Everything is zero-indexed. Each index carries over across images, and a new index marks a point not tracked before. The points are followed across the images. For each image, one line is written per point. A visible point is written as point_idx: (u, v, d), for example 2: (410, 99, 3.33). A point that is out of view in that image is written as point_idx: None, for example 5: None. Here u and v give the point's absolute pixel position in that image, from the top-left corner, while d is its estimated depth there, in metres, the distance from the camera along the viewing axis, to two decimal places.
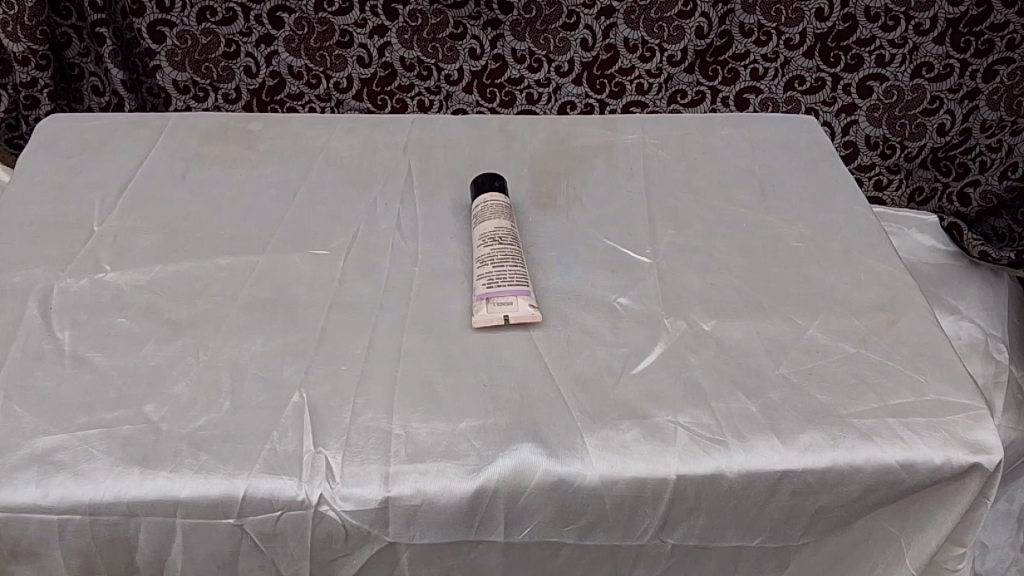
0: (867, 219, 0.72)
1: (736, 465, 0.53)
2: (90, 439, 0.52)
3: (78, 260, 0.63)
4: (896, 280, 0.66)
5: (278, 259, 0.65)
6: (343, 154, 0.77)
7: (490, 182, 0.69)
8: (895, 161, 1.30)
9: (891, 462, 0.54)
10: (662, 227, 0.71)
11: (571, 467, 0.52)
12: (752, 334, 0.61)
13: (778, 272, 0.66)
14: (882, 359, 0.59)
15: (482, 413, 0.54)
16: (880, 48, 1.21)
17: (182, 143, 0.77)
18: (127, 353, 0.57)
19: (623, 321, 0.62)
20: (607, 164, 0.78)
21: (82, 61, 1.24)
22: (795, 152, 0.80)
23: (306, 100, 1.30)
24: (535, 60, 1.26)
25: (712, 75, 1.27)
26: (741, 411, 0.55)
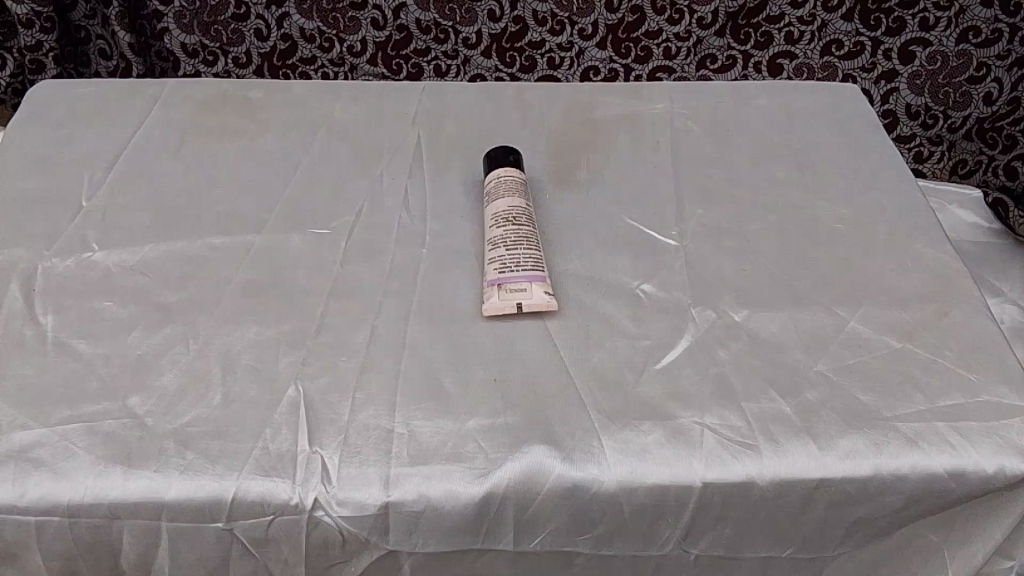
0: (913, 198, 0.66)
1: (769, 473, 0.48)
2: (71, 434, 0.48)
3: (65, 238, 0.59)
4: (946, 267, 0.60)
5: (277, 239, 0.60)
6: (349, 125, 0.72)
7: (504, 157, 0.64)
8: (937, 131, 1.24)
9: (939, 471, 0.49)
10: (691, 206, 0.66)
11: (587, 472, 0.48)
12: (788, 326, 0.56)
13: (816, 257, 0.61)
14: (930, 356, 0.54)
15: (492, 411, 0.50)
16: (924, 10, 1.14)
17: (179, 112, 0.72)
18: (112, 341, 0.53)
19: (646, 310, 0.57)
20: (632, 137, 0.73)
21: (88, 23, 1.20)
22: (836, 124, 0.74)
23: (318, 65, 1.25)
24: (557, 22, 1.19)
25: (744, 39, 1.20)
26: (775, 413, 0.51)
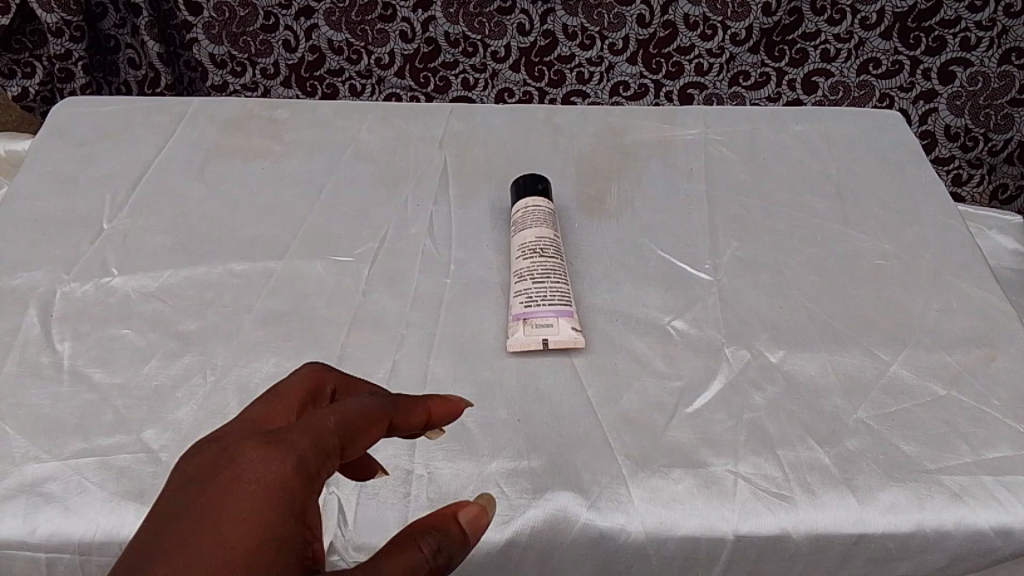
0: (958, 233, 0.64)
1: (805, 527, 0.46)
2: (84, 468, 0.47)
3: (84, 261, 0.59)
4: (994, 308, 0.57)
5: (299, 266, 0.59)
6: (375, 147, 0.71)
7: (533, 185, 0.62)
8: (977, 154, 1.21)
9: (986, 529, 0.46)
10: (725, 238, 0.63)
11: (613, 521, 0.46)
12: (826, 369, 0.54)
13: (856, 295, 0.59)
14: (977, 405, 0.51)
15: (516, 453, 0.48)
16: (965, 30, 1.10)
17: (205, 132, 0.71)
18: (128, 371, 0.52)
19: (678, 349, 0.55)
20: (664, 163, 0.71)
21: (118, 32, 1.20)
22: (877, 153, 0.72)
23: (346, 77, 1.24)
24: (587, 37, 1.17)
25: (779, 56, 1.17)
26: (812, 462, 0.48)
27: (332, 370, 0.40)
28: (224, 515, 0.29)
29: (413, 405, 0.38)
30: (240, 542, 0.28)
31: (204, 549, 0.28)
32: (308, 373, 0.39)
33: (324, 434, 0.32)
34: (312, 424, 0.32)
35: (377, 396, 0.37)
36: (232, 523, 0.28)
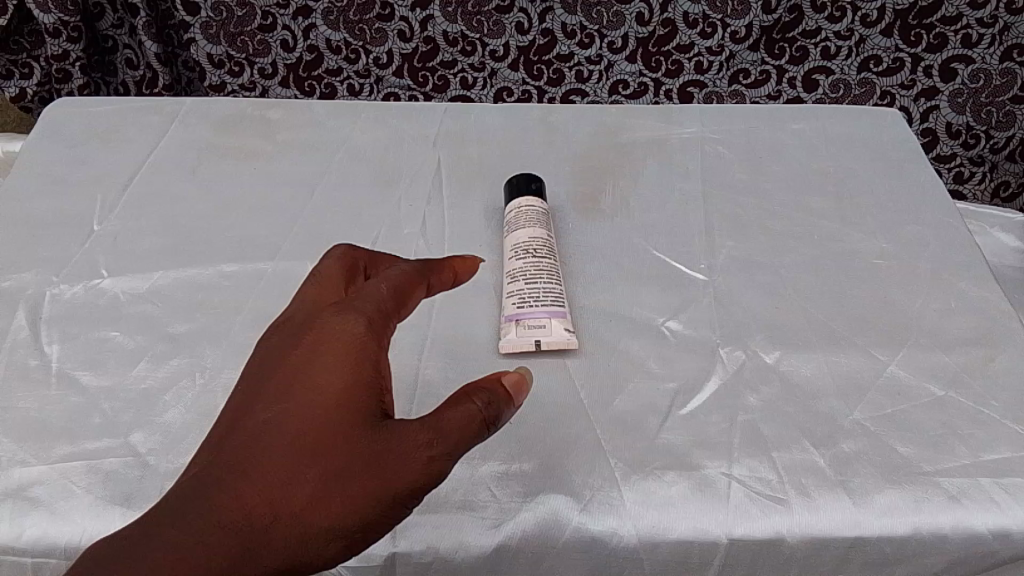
0: (957, 232, 0.63)
1: (800, 530, 0.45)
2: (71, 472, 0.46)
3: (74, 263, 0.58)
4: (993, 308, 0.57)
5: (291, 267, 0.59)
6: (368, 147, 0.70)
7: (526, 184, 0.62)
8: (979, 151, 1.20)
9: (984, 533, 0.45)
10: (721, 237, 0.63)
11: (605, 524, 0.45)
12: (822, 370, 0.53)
13: (853, 295, 0.58)
14: (975, 406, 0.51)
15: (507, 456, 0.48)
16: (967, 27, 1.10)
17: (197, 132, 0.71)
18: (116, 374, 0.51)
19: (672, 350, 0.54)
20: (661, 162, 0.70)
21: (116, 32, 1.20)
22: (875, 151, 0.71)
23: (344, 77, 1.24)
24: (586, 35, 1.17)
25: (779, 53, 1.16)
26: (807, 465, 0.48)
27: (360, 249, 0.49)
28: (313, 380, 0.39)
29: (431, 271, 0.47)
30: (340, 378, 0.39)
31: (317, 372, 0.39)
32: (341, 254, 0.48)
33: (381, 301, 0.43)
34: (372, 293, 0.43)
35: (405, 271, 0.46)
36: (328, 361, 0.40)
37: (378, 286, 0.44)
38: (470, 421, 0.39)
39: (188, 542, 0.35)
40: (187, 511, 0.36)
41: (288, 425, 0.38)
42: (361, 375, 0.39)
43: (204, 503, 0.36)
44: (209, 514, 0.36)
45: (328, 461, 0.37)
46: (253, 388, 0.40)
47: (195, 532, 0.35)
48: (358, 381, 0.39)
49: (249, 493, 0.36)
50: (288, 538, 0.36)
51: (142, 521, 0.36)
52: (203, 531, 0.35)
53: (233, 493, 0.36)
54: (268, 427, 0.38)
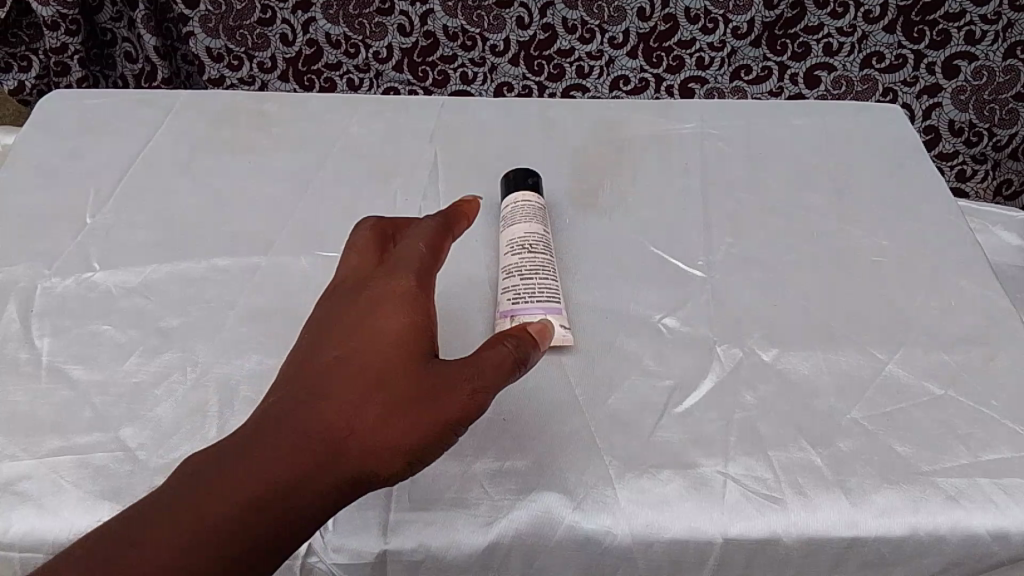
0: (958, 229, 0.62)
1: (796, 530, 0.44)
2: (60, 467, 0.46)
3: (67, 256, 0.58)
4: (993, 306, 0.56)
5: (284, 261, 0.58)
6: (365, 141, 0.70)
7: (523, 179, 0.61)
8: (981, 149, 1.20)
9: (982, 533, 0.45)
10: (719, 234, 0.62)
11: (598, 522, 0.45)
12: (820, 368, 0.52)
13: (852, 292, 0.57)
14: (975, 405, 0.50)
15: (501, 454, 0.47)
16: (970, 23, 1.09)
17: (192, 125, 0.70)
18: (108, 367, 0.51)
19: (668, 347, 0.54)
20: (659, 157, 0.70)
21: (115, 26, 1.19)
22: (876, 148, 0.70)
23: (343, 71, 1.23)
24: (587, 30, 1.16)
25: (781, 49, 1.15)
26: (804, 463, 0.47)
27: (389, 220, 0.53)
28: (363, 329, 0.43)
29: (457, 227, 0.51)
30: (396, 319, 0.43)
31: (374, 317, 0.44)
32: (372, 225, 0.52)
33: (421, 257, 0.47)
34: (411, 250, 0.48)
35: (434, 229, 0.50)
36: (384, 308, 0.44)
37: (413, 246, 0.48)
38: (504, 359, 0.42)
39: (270, 455, 0.38)
40: (264, 435, 0.39)
41: (351, 362, 0.42)
42: (407, 321, 0.43)
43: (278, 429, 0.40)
44: (283, 436, 0.39)
45: (391, 387, 0.41)
46: (314, 346, 0.44)
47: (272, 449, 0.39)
48: (407, 325, 0.43)
49: (318, 418, 0.40)
50: (354, 458, 0.39)
51: (224, 444, 0.40)
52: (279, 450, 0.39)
53: (304, 418, 0.40)
54: (332, 369, 0.42)
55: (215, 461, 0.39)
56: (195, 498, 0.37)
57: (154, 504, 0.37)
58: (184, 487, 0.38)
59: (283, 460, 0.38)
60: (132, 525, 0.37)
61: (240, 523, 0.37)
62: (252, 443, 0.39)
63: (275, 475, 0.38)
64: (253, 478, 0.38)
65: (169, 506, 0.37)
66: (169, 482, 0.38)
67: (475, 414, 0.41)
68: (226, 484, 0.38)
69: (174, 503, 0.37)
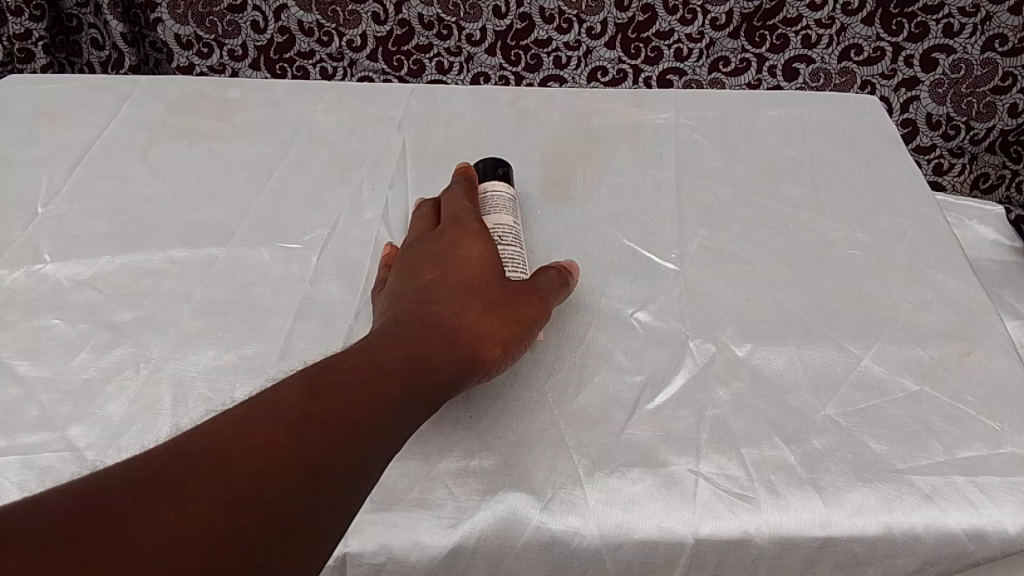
0: (934, 222, 0.61)
1: (769, 530, 0.43)
2: (3, 467, 0.43)
3: (17, 248, 0.56)
4: (970, 301, 0.55)
5: (243, 253, 0.56)
6: (331, 129, 0.68)
7: (493, 169, 0.60)
8: (959, 143, 1.19)
9: (957, 533, 0.43)
10: (693, 226, 0.61)
11: (566, 523, 0.43)
12: (795, 363, 0.51)
13: (827, 286, 0.56)
14: (950, 402, 0.49)
15: (467, 452, 0.46)
16: (948, 16, 1.08)
17: (152, 112, 0.68)
18: (57, 363, 0.49)
19: (639, 342, 0.52)
20: (633, 148, 0.68)
21: (80, 11, 1.15)
22: (853, 140, 0.69)
23: (316, 60, 1.20)
24: (565, 20, 1.14)
25: (759, 41, 1.14)
26: (777, 461, 0.46)
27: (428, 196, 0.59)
28: (449, 254, 0.49)
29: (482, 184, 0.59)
30: (475, 245, 0.50)
31: (454, 245, 0.50)
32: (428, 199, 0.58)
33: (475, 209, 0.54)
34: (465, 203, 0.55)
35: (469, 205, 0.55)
36: (462, 239, 0.50)
37: (462, 199, 0.55)
38: (554, 279, 0.52)
39: (320, 426, 0.35)
40: (322, 389, 0.36)
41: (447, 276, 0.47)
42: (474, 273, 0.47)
43: (335, 383, 0.37)
44: (342, 393, 0.37)
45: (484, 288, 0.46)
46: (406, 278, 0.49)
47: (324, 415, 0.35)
48: (483, 247, 0.49)
49: (393, 359, 0.40)
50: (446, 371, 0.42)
51: (284, 392, 0.36)
52: (334, 413, 0.35)
53: (373, 364, 0.39)
54: (432, 282, 0.47)
55: (254, 426, 0.33)
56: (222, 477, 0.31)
57: (208, 451, 0.32)
58: (247, 438, 0.33)
59: (334, 429, 0.35)
60: (146, 489, 0.30)
61: (283, 504, 0.32)
62: (321, 392, 0.36)
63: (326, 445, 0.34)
64: (301, 451, 0.33)
65: (209, 470, 0.31)
66: (209, 437, 0.33)
67: (542, 320, 0.49)
68: (266, 459, 0.32)
69: (227, 462, 0.32)
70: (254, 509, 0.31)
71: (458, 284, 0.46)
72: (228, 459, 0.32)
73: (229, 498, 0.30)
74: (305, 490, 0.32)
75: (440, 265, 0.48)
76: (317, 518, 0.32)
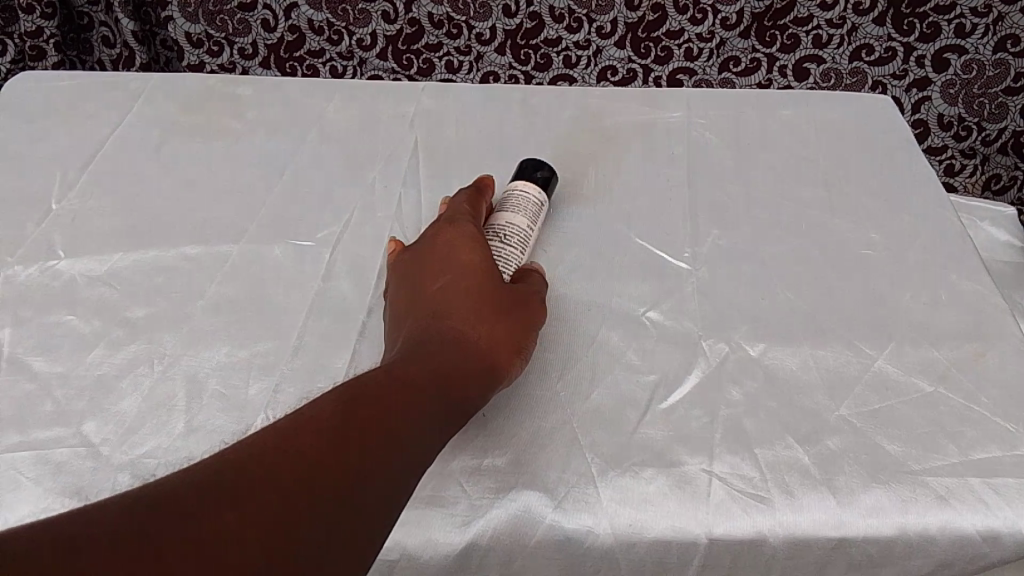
0: (948, 222, 0.61)
1: (783, 530, 0.43)
2: (18, 462, 0.44)
3: (31, 244, 0.56)
4: (985, 301, 0.55)
5: (256, 250, 0.56)
6: (342, 126, 0.68)
7: (530, 172, 0.60)
8: (970, 144, 1.19)
9: (971, 534, 0.43)
10: (706, 225, 0.61)
11: (580, 522, 0.43)
12: (808, 364, 0.51)
13: (841, 287, 0.56)
14: (965, 403, 0.49)
15: (480, 450, 0.46)
16: (960, 16, 1.07)
17: (164, 109, 0.68)
18: (70, 360, 0.49)
19: (652, 341, 0.52)
20: (644, 146, 0.68)
21: (92, 9, 1.16)
22: (866, 139, 0.69)
23: (326, 58, 1.21)
24: (575, 19, 1.14)
25: (770, 41, 1.14)
26: (790, 462, 0.46)
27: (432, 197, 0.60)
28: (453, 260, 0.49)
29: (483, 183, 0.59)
30: (478, 252, 0.50)
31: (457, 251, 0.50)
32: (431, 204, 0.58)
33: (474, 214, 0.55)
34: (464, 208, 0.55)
35: (477, 215, 0.55)
36: (465, 245, 0.51)
37: (461, 204, 0.56)
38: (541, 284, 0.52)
39: (356, 443, 0.35)
40: (345, 404, 0.37)
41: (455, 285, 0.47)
42: (497, 288, 0.48)
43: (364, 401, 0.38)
44: (376, 410, 0.37)
45: (490, 298, 0.47)
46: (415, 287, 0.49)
47: (357, 431, 0.36)
48: (485, 255, 0.50)
49: (423, 375, 0.41)
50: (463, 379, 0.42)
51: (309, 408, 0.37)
52: (368, 431, 0.36)
53: (403, 382, 0.40)
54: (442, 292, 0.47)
55: (296, 442, 0.34)
56: (269, 492, 0.32)
57: (244, 466, 0.33)
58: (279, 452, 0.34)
59: (362, 440, 0.36)
60: (192, 501, 0.30)
61: (324, 519, 0.32)
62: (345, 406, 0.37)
63: (365, 461, 0.35)
64: (338, 467, 0.34)
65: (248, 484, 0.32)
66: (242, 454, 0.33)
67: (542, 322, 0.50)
68: (310, 474, 0.33)
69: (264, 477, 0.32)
70: (297, 523, 0.31)
71: (465, 294, 0.47)
72: (275, 473, 0.33)
73: (271, 513, 0.31)
74: (344, 506, 0.33)
75: (447, 272, 0.49)
76: (358, 531, 0.33)
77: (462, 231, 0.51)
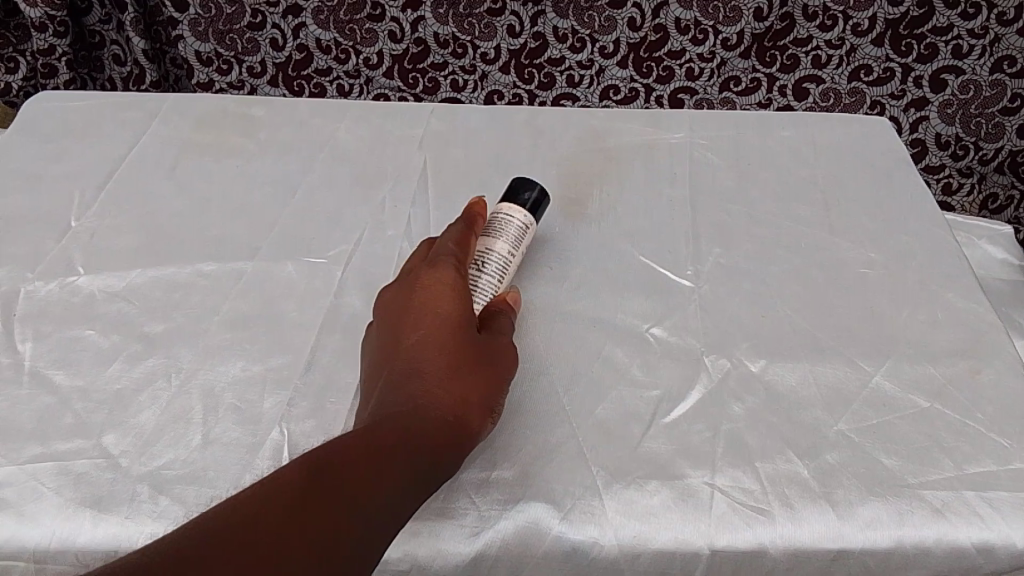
0: (945, 242, 0.63)
1: (784, 542, 0.44)
2: (40, 473, 0.45)
3: (50, 261, 0.57)
4: (980, 319, 0.56)
5: (269, 267, 0.58)
6: (353, 146, 0.70)
7: (518, 192, 0.58)
8: (968, 163, 1.20)
9: (967, 547, 0.44)
10: (708, 245, 0.62)
11: (586, 533, 0.44)
12: (808, 380, 0.52)
13: (840, 305, 0.57)
14: (961, 419, 0.50)
15: (488, 463, 0.47)
16: (957, 37, 1.10)
17: (179, 130, 0.70)
18: (90, 374, 0.50)
19: (656, 357, 0.54)
20: (648, 167, 0.70)
21: (103, 28, 1.18)
22: (864, 160, 0.71)
23: (333, 77, 1.23)
24: (578, 39, 1.16)
25: (770, 61, 1.16)
26: (791, 475, 0.47)
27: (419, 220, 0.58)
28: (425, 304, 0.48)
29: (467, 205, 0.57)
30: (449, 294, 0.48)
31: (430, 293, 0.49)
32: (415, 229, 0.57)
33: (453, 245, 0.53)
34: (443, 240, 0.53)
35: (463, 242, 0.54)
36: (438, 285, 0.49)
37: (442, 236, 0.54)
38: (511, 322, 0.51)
39: (336, 501, 0.37)
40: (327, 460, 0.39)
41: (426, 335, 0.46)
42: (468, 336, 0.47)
43: (350, 442, 0.40)
44: (356, 467, 0.39)
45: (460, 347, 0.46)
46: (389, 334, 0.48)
47: (343, 474, 0.39)
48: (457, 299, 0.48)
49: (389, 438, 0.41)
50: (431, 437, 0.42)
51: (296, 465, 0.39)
52: (347, 490, 0.38)
53: (374, 444, 0.40)
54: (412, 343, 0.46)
55: (279, 498, 0.37)
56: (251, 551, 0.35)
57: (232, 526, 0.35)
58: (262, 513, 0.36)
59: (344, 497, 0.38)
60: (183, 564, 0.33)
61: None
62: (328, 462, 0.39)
63: (346, 512, 0.37)
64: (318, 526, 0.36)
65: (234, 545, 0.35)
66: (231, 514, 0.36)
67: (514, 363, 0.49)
68: (292, 529, 0.36)
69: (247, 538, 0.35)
70: None
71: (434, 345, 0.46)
72: (256, 533, 0.35)
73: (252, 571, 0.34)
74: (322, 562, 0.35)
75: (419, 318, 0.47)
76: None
77: (442, 265, 0.50)
